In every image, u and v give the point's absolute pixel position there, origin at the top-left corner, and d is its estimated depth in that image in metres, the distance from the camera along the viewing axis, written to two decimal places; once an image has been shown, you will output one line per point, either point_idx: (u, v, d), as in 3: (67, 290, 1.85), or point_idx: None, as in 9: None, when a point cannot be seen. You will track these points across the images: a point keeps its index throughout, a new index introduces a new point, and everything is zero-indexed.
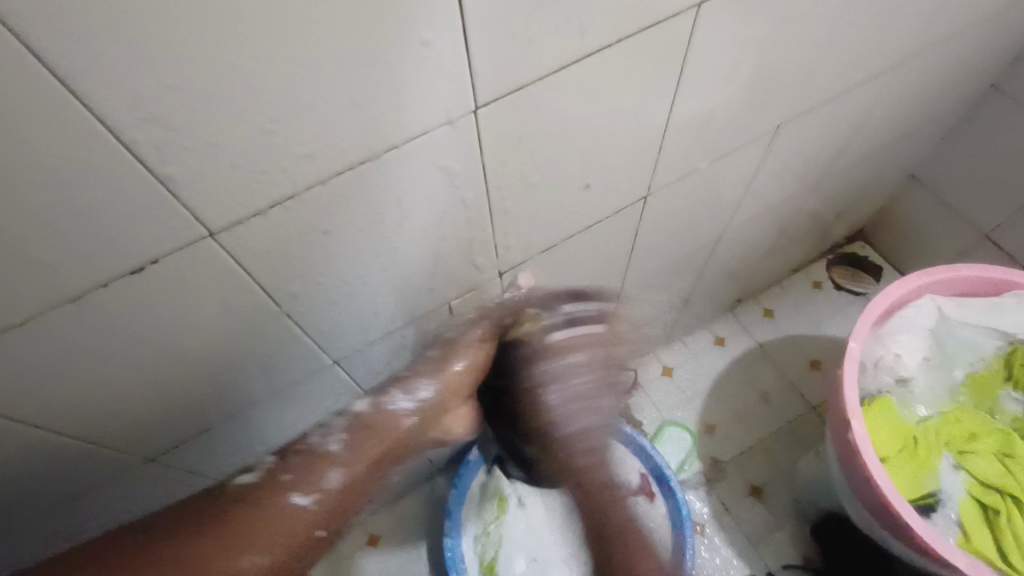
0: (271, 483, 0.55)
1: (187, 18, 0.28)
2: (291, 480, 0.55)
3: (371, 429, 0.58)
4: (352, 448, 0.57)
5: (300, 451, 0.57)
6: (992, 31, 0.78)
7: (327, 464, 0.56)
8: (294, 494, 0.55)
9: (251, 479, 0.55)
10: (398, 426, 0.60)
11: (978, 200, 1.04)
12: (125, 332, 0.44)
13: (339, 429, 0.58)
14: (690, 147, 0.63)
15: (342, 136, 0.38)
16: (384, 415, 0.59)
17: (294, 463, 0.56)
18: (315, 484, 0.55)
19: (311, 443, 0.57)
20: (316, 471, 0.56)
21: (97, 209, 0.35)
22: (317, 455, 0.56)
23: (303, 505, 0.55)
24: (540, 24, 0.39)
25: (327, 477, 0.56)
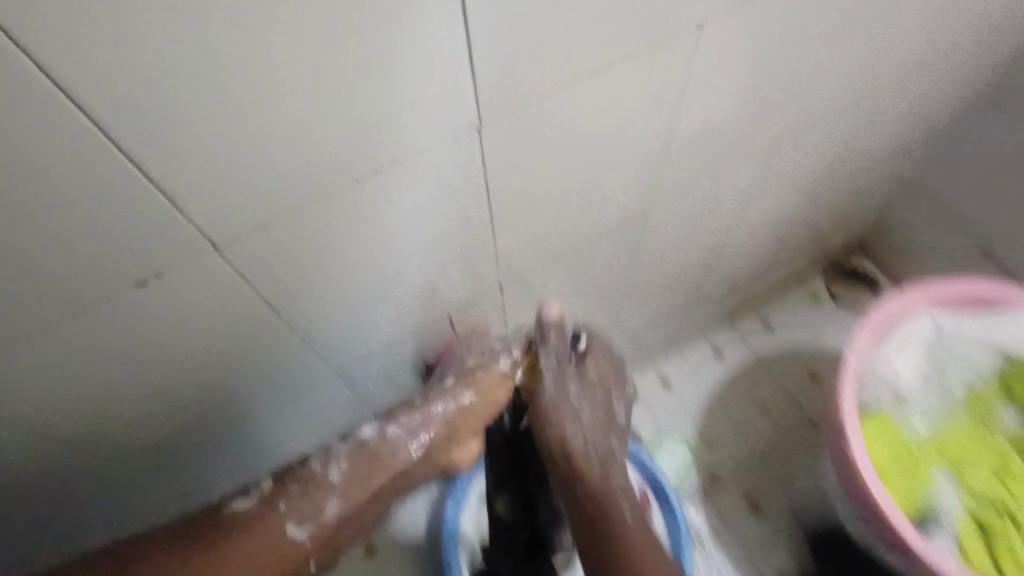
0: (268, 512, 0.55)
1: (193, 34, 0.29)
2: (288, 509, 0.56)
3: (374, 459, 0.59)
4: (349, 482, 0.58)
5: (300, 478, 0.57)
6: (989, 46, 0.78)
7: (325, 496, 0.57)
8: (291, 524, 0.55)
9: (245, 506, 0.55)
10: (399, 457, 0.60)
11: (976, 214, 1.05)
12: (126, 344, 0.44)
13: (340, 456, 0.58)
14: (690, 160, 0.63)
15: (346, 152, 0.39)
16: (388, 445, 0.60)
17: (291, 493, 0.56)
18: (313, 513, 0.56)
19: (311, 470, 0.57)
20: (312, 500, 0.56)
21: (101, 223, 0.35)
22: (316, 482, 0.57)
23: (299, 537, 0.56)
24: (542, 40, 0.39)
25: (324, 508, 0.57)
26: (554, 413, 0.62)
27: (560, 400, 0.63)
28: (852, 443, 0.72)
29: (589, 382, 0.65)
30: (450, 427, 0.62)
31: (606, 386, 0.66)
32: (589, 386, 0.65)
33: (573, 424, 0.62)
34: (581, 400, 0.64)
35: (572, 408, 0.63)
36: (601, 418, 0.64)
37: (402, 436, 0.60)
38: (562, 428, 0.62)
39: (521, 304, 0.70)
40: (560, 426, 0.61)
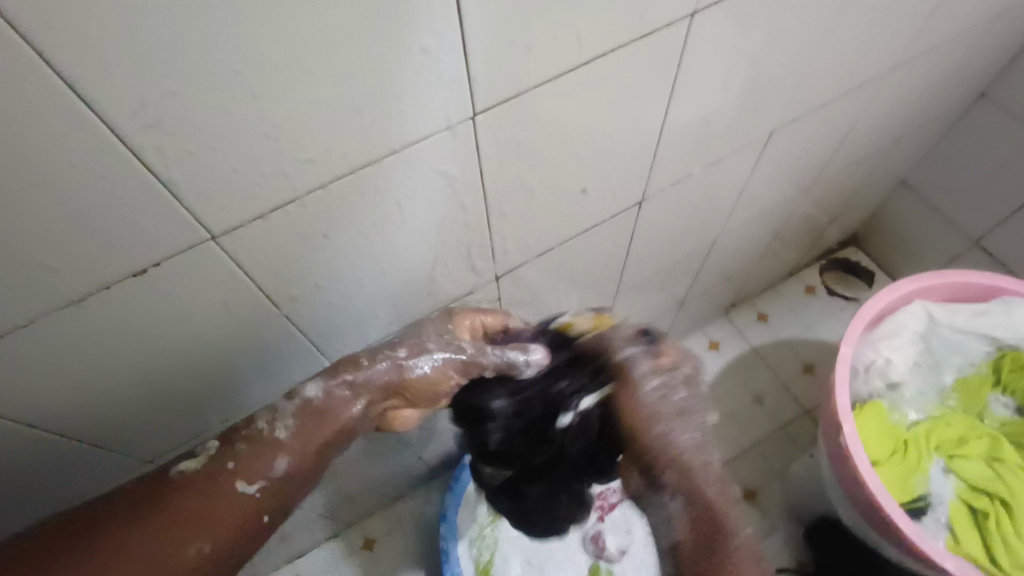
0: (216, 470, 0.49)
1: (193, 25, 0.29)
2: (236, 468, 0.49)
3: (320, 415, 0.52)
4: (298, 436, 0.51)
5: (247, 437, 0.51)
6: (980, 40, 0.79)
7: (272, 452, 0.50)
8: (241, 483, 0.49)
9: (193, 466, 0.49)
10: (346, 414, 0.53)
11: (968, 207, 1.06)
12: (125, 334, 0.44)
13: (287, 414, 0.51)
14: (685, 152, 0.64)
15: (343, 142, 0.39)
16: (334, 402, 0.52)
17: (240, 451, 0.50)
18: (262, 473, 0.50)
19: (256, 429, 0.51)
20: (258, 459, 0.50)
21: (101, 213, 0.35)
22: (263, 441, 0.50)
23: (249, 493, 0.49)
24: (538, 33, 0.39)
25: (271, 466, 0.50)
26: (660, 416, 0.56)
27: (666, 399, 0.56)
28: (847, 432, 0.73)
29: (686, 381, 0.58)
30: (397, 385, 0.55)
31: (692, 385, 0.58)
32: (692, 383, 0.58)
33: (688, 424, 0.56)
34: (687, 397, 0.57)
35: (676, 408, 0.56)
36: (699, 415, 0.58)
37: (351, 390, 0.53)
38: (665, 430, 0.56)
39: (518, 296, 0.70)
40: (670, 431, 0.55)
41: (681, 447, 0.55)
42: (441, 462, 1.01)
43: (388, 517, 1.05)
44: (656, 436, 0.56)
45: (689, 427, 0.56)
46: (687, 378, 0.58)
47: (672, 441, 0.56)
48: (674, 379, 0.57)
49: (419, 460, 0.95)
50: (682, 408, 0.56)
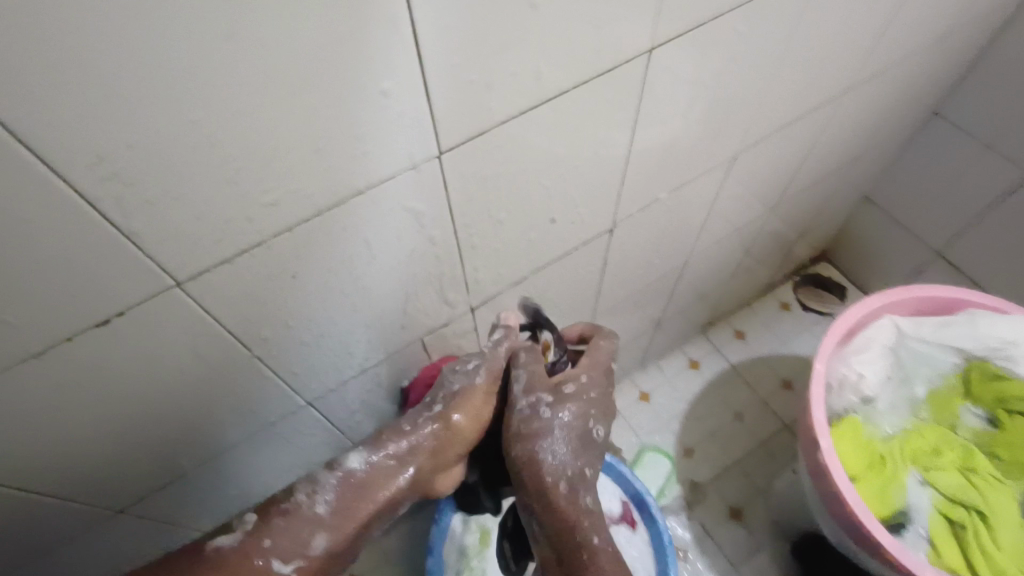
0: (252, 549, 0.54)
1: (153, 77, 0.29)
2: (273, 545, 0.55)
3: (361, 488, 0.58)
4: (337, 512, 0.57)
5: (287, 511, 0.56)
6: (928, 63, 0.83)
7: (312, 527, 0.56)
8: (275, 561, 0.55)
9: (229, 542, 0.54)
10: (389, 487, 0.59)
11: (930, 221, 1.09)
12: (88, 384, 0.43)
13: (327, 488, 0.57)
14: (650, 180, 0.65)
15: (309, 184, 0.39)
16: (372, 473, 0.59)
17: (277, 526, 0.55)
18: (299, 550, 0.55)
19: (297, 501, 0.56)
20: (297, 537, 0.56)
21: (60, 267, 0.35)
22: (304, 516, 0.56)
23: (284, 571, 0.55)
24: (497, 73, 0.41)
25: (311, 543, 0.56)
26: (525, 433, 0.59)
27: (531, 418, 0.59)
28: (824, 449, 0.74)
29: (563, 399, 0.60)
30: (436, 448, 0.61)
31: (587, 414, 0.61)
32: (562, 404, 0.60)
33: (546, 446, 0.58)
34: (553, 416, 0.59)
35: (544, 427, 0.59)
36: (574, 441, 0.59)
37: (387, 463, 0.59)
38: (534, 447, 0.58)
39: (494, 324, 0.71)
40: (540, 447, 0.58)
41: (539, 465, 0.58)
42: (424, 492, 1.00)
43: (372, 553, 1.03)
44: (521, 450, 0.58)
45: (551, 447, 0.58)
46: (569, 400, 0.61)
47: (537, 461, 0.58)
48: (543, 398, 0.59)
49: None
50: (553, 425, 0.59)
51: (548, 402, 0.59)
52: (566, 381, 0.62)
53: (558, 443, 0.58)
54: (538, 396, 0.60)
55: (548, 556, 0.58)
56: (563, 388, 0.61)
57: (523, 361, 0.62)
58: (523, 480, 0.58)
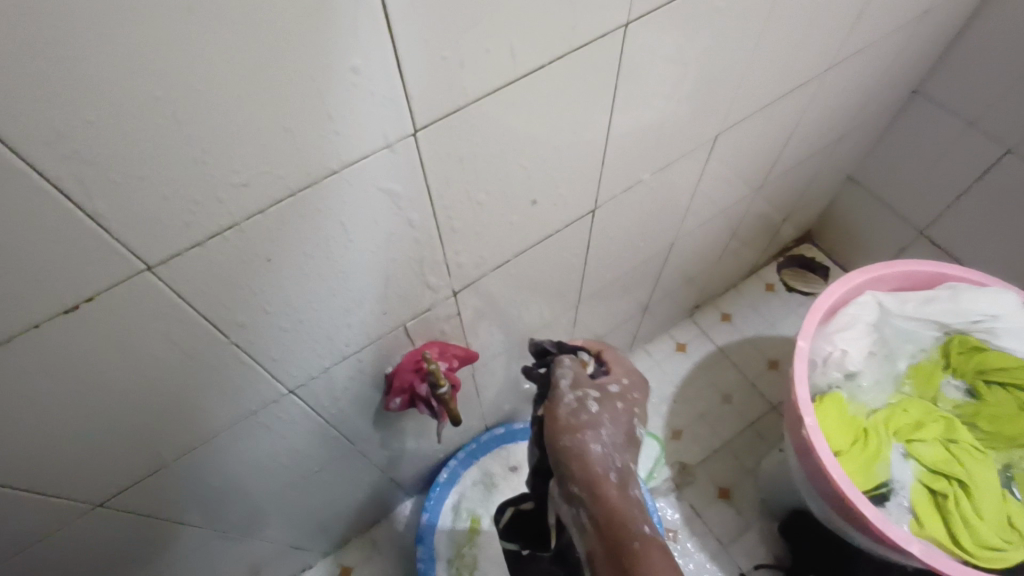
0: None
1: (110, 50, 0.28)
2: None
3: None
4: None
5: None
6: (908, 40, 0.83)
7: None
8: None
9: None
10: None
11: (912, 200, 1.10)
12: (61, 374, 0.42)
13: None
14: (633, 161, 0.65)
15: (281, 163, 0.38)
16: None
17: None
18: None
19: None
20: None
21: (22, 251, 0.34)
22: None
23: None
24: (471, 48, 0.40)
25: None
26: (572, 424, 0.60)
27: (578, 410, 0.61)
28: (809, 425, 0.74)
29: (608, 397, 0.64)
30: None
31: (631, 413, 0.64)
32: (607, 401, 0.64)
33: (594, 435, 0.59)
34: (600, 411, 0.62)
35: (591, 419, 0.61)
36: (621, 434, 0.61)
37: None
38: (583, 435, 0.59)
39: (480, 309, 0.70)
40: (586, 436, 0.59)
41: (588, 452, 0.58)
42: (414, 481, 1.00)
43: (363, 543, 1.03)
44: (570, 439, 0.59)
45: (599, 435, 0.60)
46: (611, 399, 0.64)
47: (584, 449, 0.58)
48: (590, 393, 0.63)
49: (391, 480, 0.94)
50: (599, 420, 0.61)
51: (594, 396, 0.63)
52: (608, 381, 0.66)
53: (604, 435, 0.60)
54: (585, 392, 0.64)
55: (595, 548, 0.54)
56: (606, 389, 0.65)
57: (566, 362, 0.67)
58: (567, 470, 0.58)
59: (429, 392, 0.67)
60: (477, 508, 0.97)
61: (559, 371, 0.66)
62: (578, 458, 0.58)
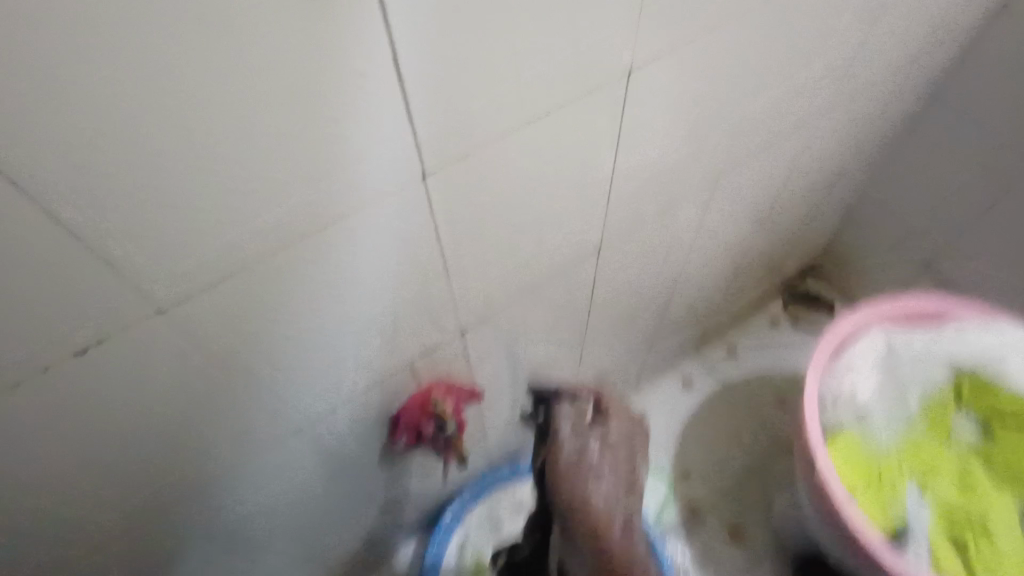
0: None
1: (133, 101, 0.29)
2: None
3: None
4: None
5: None
6: (902, 80, 0.85)
7: None
8: None
9: None
10: None
11: (913, 235, 1.11)
12: (68, 418, 0.42)
13: None
14: (636, 199, 0.66)
15: (295, 208, 0.39)
16: None
17: None
18: None
19: None
20: None
21: (41, 295, 0.34)
22: None
23: None
24: (479, 95, 0.41)
25: None
26: (573, 471, 0.56)
27: (579, 458, 0.57)
28: (820, 464, 0.73)
29: (610, 446, 0.59)
30: None
31: (635, 463, 0.59)
32: (610, 449, 0.58)
33: (595, 482, 0.55)
34: (602, 459, 0.57)
35: (592, 466, 0.56)
36: (626, 485, 0.57)
37: None
38: (584, 486, 0.55)
39: (487, 347, 0.70)
40: (588, 485, 0.54)
41: (590, 504, 0.53)
42: (419, 523, 0.98)
43: None
44: (570, 488, 0.54)
45: (602, 486, 0.55)
46: (614, 449, 0.59)
47: (588, 499, 0.54)
48: (590, 442, 0.58)
49: (395, 522, 0.92)
50: (601, 466, 0.56)
51: (596, 444, 0.58)
52: (611, 430, 0.60)
53: (607, 482, 0.55)
54: (586, 440, 0.59)
55: None
56: (608, 436, 0.60)
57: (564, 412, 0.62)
58: (570, 521, 0.53)
59: (437, 431, 0.68)
60: (483, 550, 0.95)
61: (558, 421, 0.61)
62: (580, 508, 0.53)
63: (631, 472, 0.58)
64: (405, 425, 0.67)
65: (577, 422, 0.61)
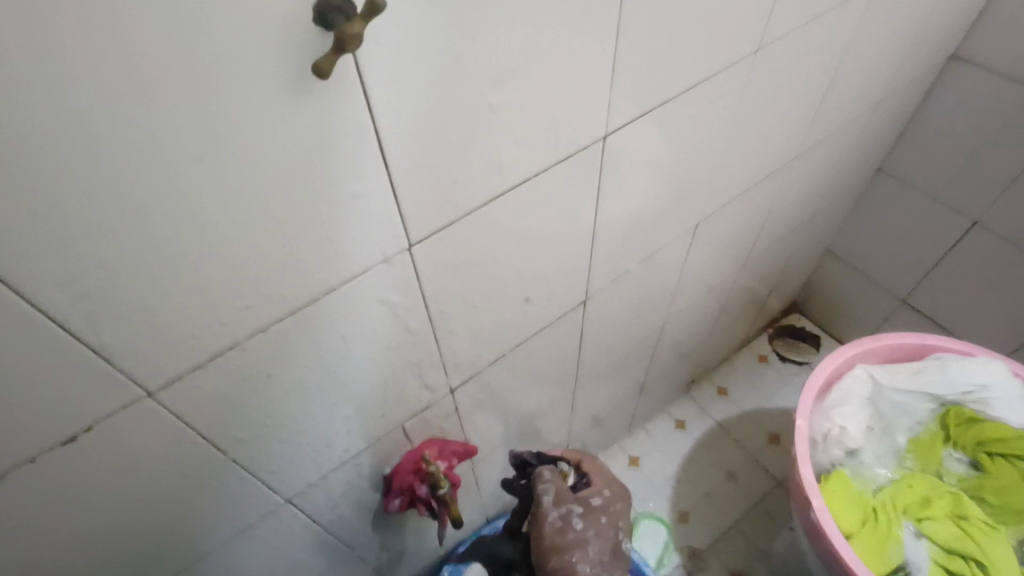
0: None
1: (125, 199, 0.30)
2: None
3: None
4: None
5: None
6: (867, 125, 0.88)
7: None
8: None
9: None
10: None
11: (890, 269, 1.13)
12: (55, 503, 0.41)
13: None
14: (619, 252, 0.67)
15: (282, 286, 0.40)
16: None
17: None
18: None
19: None
20: None
21: (27, 390, 0.34)
22: None
23: None
24: (461, 169, 0.43)
25: None
26: (559, 541, 0.69)
27: (563, 528, 0.70)
28: (816, 507, 0.73)
29: (591, 510, 0.72)
30: None
31: (614, 523, 0.73)
32: (591, 514, 0.72)
33: (580, 552, 0.69)
34: (584, 527, 0.70)
35: (577, 535, 0.70)
36: (607, 548, 0.70)
37: None
38: (570, 556, 0.69)
39: (477, 403, 0.70)
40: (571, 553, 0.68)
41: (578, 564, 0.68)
42: None
43: None
44: (557, 556, 0.69)
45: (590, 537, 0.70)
46: (597, 511, 0.73)
47: (572, 566, 0.68)
48: (574, 510, 0.71)
49: None
50: (584, 534, 0.70)
51: (579, 510, 0.71)
52: (591, 495, 0.74)
53: (588, 547, 0.69)
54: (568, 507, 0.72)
55: None
56: (591, 500, 0.73)
57: (547, 477, 0.74)
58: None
59: (429, 493, 0.67)
60: None
61: (542, 487, 0.73)
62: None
63: (610, 532, 0.72)
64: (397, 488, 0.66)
65: (560, 489, 0.73)
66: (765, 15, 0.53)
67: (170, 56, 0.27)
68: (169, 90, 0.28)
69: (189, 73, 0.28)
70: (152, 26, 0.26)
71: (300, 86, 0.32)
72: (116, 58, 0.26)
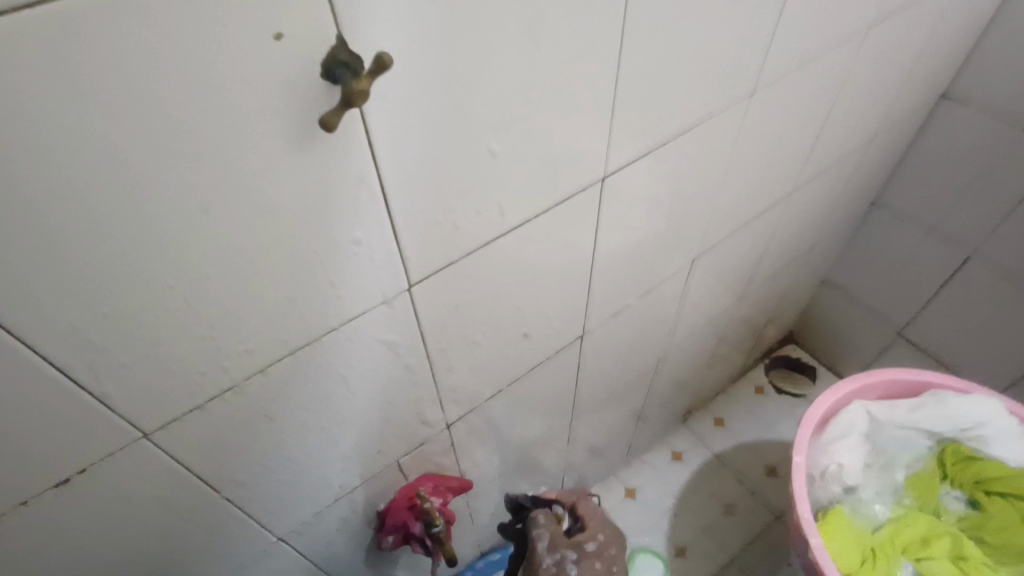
0: None
1: (131, 249, 0.31)
2: None
3: None
4: None
5: None
6: (860, 162, 0.90)
7: None
8: None
9: None
10: None
11: (885, 302, 1.14)
12: (45, 547, 0.41)
13: None
14: (617, 287, 0.68)
15: (283, 328, 0.40)
16: None
17: None
18: None
19: None
20: None
21: (24, 435, 0.34)
22: None
23: None
24: (462, 213, 0.43)
25: None
26: None
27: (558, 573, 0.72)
28: (815, 547, 0.72)
29: (585, 555, 0.74)
30: None
31: (609, 566, 0.75)
32: (585, 560, 0.74)
33: None
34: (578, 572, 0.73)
35: None
36: None
37: None
38: None
39: (475, 438, 0.70)
40: None
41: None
42: None
43: None
44: None
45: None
46: (591, 556, 0.75)
47: None
48: (567, 556, 0.74)
49: None
50: None
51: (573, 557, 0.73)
52: (584, 540, 0.76)
53: None
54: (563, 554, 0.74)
55: None
56: (584, 544, 0.76)
57: (541, 523, 0.77)
58: None
59: (424, 530, 0.66)
60: None
61: (536, 533, 0.75)
62: None
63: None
64: (389, 523, 0.65)
65: (554, 537, 0.75)
66: (760, 60, 0.55)
67: (181, 109, 0.28)
68: (178, 140, 0.29)
69: (198, 124, 0.29)
70: (164, 81, 0.27)
71: (307, 137, 0.32)
72: (127, 111, 0.26)
